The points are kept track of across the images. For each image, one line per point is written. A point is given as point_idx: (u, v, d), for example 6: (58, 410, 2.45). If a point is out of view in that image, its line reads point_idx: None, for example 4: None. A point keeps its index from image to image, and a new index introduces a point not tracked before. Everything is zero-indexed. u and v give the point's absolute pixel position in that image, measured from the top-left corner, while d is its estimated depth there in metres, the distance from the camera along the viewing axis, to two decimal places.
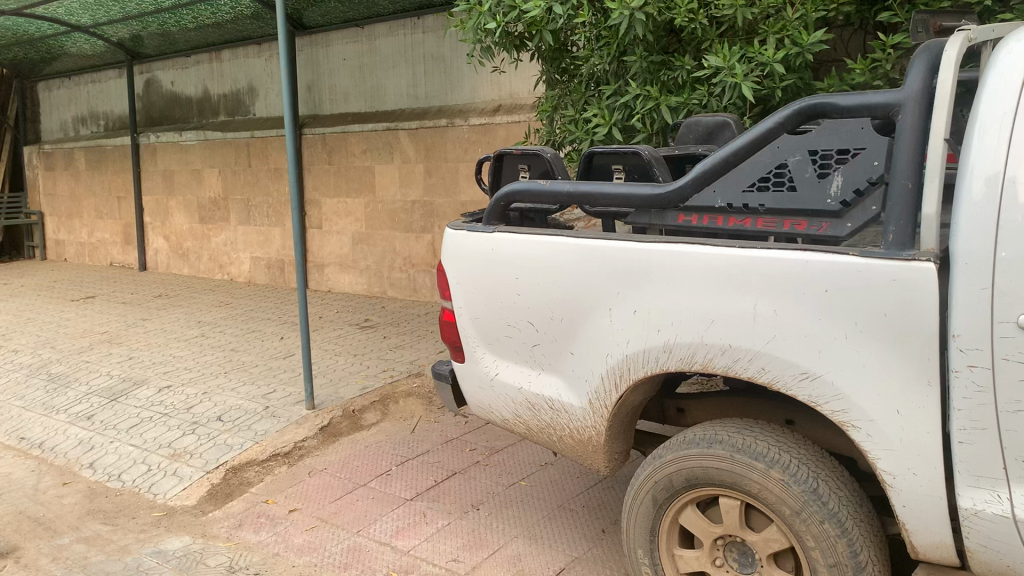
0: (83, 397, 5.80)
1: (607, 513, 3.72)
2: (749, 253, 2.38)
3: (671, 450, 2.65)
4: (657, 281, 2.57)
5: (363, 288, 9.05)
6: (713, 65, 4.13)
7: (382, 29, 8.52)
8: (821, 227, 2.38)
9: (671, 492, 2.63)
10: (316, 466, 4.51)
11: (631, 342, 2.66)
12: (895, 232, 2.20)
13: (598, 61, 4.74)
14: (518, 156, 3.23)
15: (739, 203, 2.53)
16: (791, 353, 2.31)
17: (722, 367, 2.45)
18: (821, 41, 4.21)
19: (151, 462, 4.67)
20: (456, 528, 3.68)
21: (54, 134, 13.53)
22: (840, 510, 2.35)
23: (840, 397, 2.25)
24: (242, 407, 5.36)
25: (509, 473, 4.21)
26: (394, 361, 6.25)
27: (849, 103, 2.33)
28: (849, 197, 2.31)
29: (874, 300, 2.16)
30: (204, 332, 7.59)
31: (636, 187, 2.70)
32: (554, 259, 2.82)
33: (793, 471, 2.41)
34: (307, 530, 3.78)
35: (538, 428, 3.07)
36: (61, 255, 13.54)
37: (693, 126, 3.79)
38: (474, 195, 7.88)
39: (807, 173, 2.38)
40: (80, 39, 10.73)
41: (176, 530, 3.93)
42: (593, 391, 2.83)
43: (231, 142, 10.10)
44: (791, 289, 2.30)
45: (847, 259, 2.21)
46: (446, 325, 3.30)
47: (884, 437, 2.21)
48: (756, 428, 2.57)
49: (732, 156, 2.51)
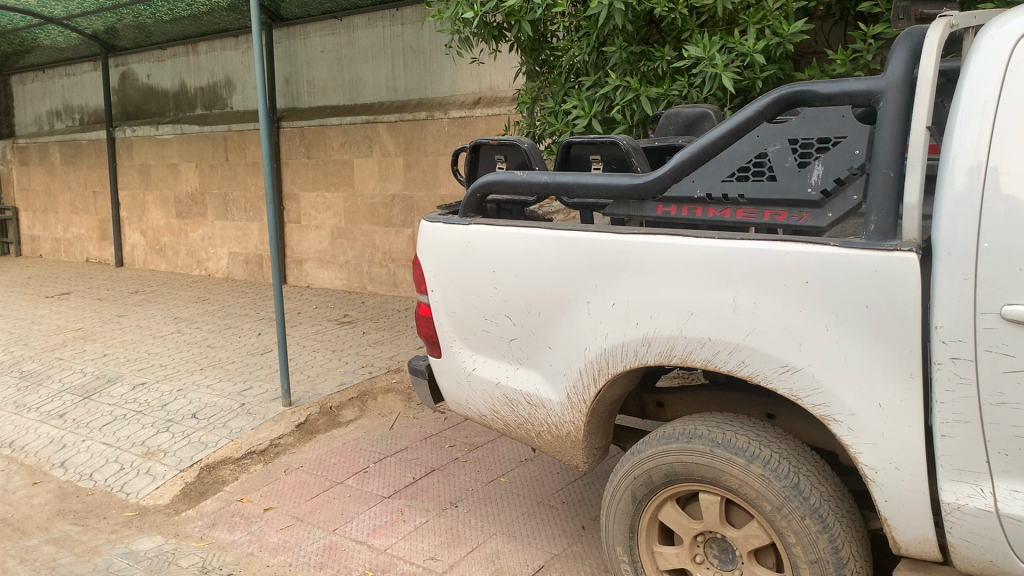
0: (55, 395, 5.69)
1: (587, 509, 3.68)
2: (729, 245, 2.33)
3: (650, 445, 2.60)
4: (635, 272, 2.52)
5: (342, 283, 8.96)
6: (693, 56, 4.08)
7: (360, 21, 8.43)
8: (801, 217, 2.35)
9: (650, 488, 2.58)
10: (292, 464, 4.44)
11: (609, 336, 2.61)
12: (877, 222, 2.15)
13: (577, 51, 4.66)
14: (494, 147, 3.16)
15: (718, 193, 2.48)
16: (770, 346, 2.27)
17: (700, 360, 2.40)
18: (801, 31, 4.16)
19: (124, 461, 4.58)
20: (435, 525, 3.62)
21: (28, 129, 13.34)
22: (821, 506, 2.32)
23: (821, 390, 2.21)
24: (218, 404, 5.27)
25: (488, 470, 4.16)
26: (373, 357, 6.18)
27: (829, 90, 2.26)
28: (829, 185, 2.27)
29: (855, 291, 2.12)
30: (180, 328, 7.48)
31: (615, 178, 2.63)
32: (531, 251, 2.77)
33: (774, 466, 2.36)
34: (282, 529, 3.71)
35: (515, 423, 3.02)
36: (36, 252, 13.35)
37: (673, 117, 3.76)
38: (453, 189, 7.80)
39: (787, 162, 2.34)
40: (54, 31, 10.56)
41: (149, 530, 3.84)
42: (571, 386, 2.77)
43: (209, 136, 9.97)
44: (772, 281, 2.25)
45: (828, 250, 2.17)
46: (422, 319, 3.24)
47: (866, 431, 2.17)
48: (737, 423, 2.52)
49: (710, 146, 2.45)
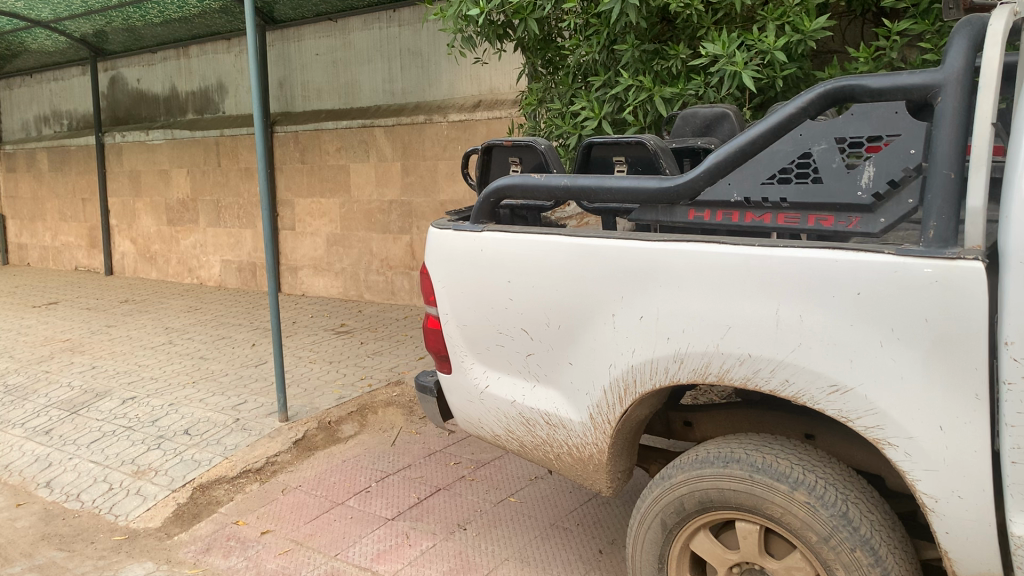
0: (42, 410, 5.45)
1: (603, 532, 3.49)
2: (768, 254, 2.14)
3: (682, 470, 2.41)
4: (664, 283, 2.33)
5: (339, 292, 8.76)
6: (711, 53, 3.90)
7: (357, 22, 8.24)
8: (850, 222, 2.16)
9: (682, 515, 2.39)
10: (290, 483, 4.23)
11: (637, 352, 2.41)
12: (936, 228, 1.96)
13: (586, 50, 4.49)
14: (508, 148, 2.99)
15: (758, 196, 2.29)
16: (819, 363, 2.07)
17: (739, 378, 2.21)
18: (823, 28, 3.98)
19: (113, 480, 4.36)
20: (443, 549, 3.42)
21: (15, 135, 13.09)
22: (872, 536, 2.13)
23: (875, 412, 2.02)
24: (211, 420, 5.06)
25: (497, 489, 3.96)
26: (372, 369, 5.97)
27: (881, 84, 2.07)
28: (881, 188, 2.07)
29: (912, 304, 1.93)
30: (171, 339, 7.25)
31: (642, 182, 2.44)
32: (550, 260, 2.58)
33: (820, 493, 2.18)
34: (280, 554, 3.50)
35: (532, 444, 2.83)
36: (24, 260, 13.11)
37: (690, 117, 3.58)
38: (453, 195, 7.62)
39: (834, 163, 2.14)
40: (41, 34, 10.33)
41: (138, 556, 3.63)
42: (594, 405, 2.58)
43: (200, 141, 9.75)
44: (819, 291, 2.06)
45: (883, 257, 1.98)
46: (431, 333, 3.05)
47: (925, 456, 1.97)
48: (777, 445, 2.33)
49: (749, 145, 2.26)
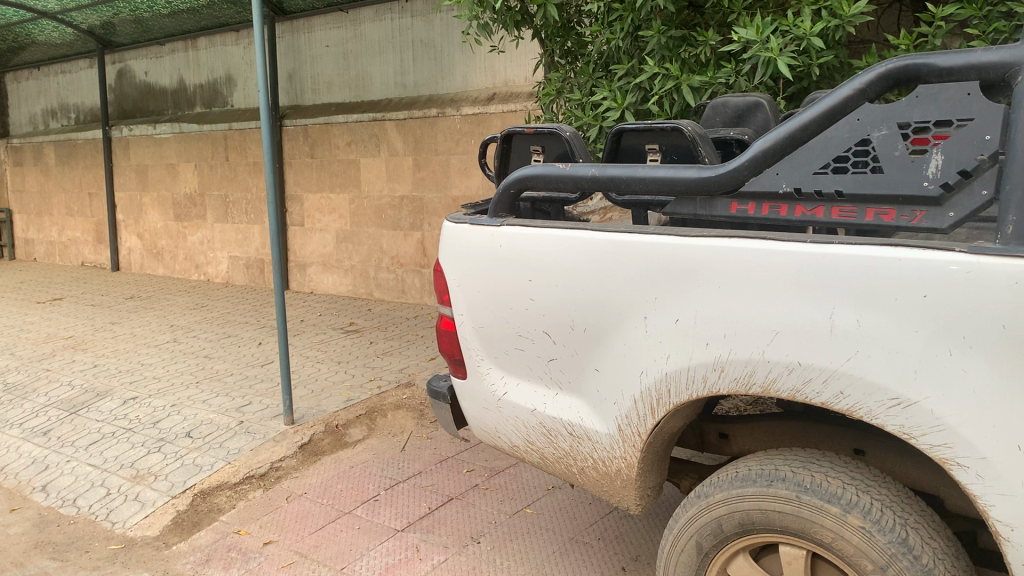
0: (40, 410, 5.28)
1: (626, 548, 3.28)
2: (819, 252, 1.93)
3: (720, 488, 2.21)
4: (704, 282, 2.11)
5: (348, 289, 8.58)
6: (744, 38, 3.71)
7: (368, 13, 8.05)
8: (914, 217, 1.93)
9: (720, 539, 2.18)
10: (295, 489, 4.03)
11: (670, 358, 2.21)
12: (1014, 223, 1.73)
13: (610, 37, 4.29)
14: (529, 136, 2.80)
15: (810, 188, 2.08)
16: (879, 372, 1.85)
17: (787, 390, 2.00)
18: (862, 12, 3.76)
19: (110, 485, 4.18)
20: (455, 565, 3.21)
21: (22, 128, 12.97)
22: (934, 565, 1.90)
23: (942, 428, 1.78)
24: (214, 422, 4.87)
25: (512, 500, 3.76)
26: (380, 370, 5.77)
27: (949, 64, 1.86)
28: (951, 179, 1.84)
29: (986, 307, 1.70)
30: (176, 337, 7.07)
31: (679, 171, 2.25)
32: (574, 257, 2.37)
33: (877, 518, 1.95)
34: (283, 567, 3.30)
35: (554, 457, 2.62)
36: (30, 255, 12.96)
37: (720, 107, 3.35)
38: (465, 190, 7.42)
39: (896, 150, 1.92)
40: (49, 26, 10.18)
41: (134, 567, 3.43)
42: (623, 415, 2.37)
43: (208, 134, 9.59)
44: (879, 296, 1.84)
45: (952, 257, 1.76)
46: (445, 335, 2.85)
47: (1000, 479, 1.73)
48: (825, 463, 2.12)
49: (799, 131, 2.06)
